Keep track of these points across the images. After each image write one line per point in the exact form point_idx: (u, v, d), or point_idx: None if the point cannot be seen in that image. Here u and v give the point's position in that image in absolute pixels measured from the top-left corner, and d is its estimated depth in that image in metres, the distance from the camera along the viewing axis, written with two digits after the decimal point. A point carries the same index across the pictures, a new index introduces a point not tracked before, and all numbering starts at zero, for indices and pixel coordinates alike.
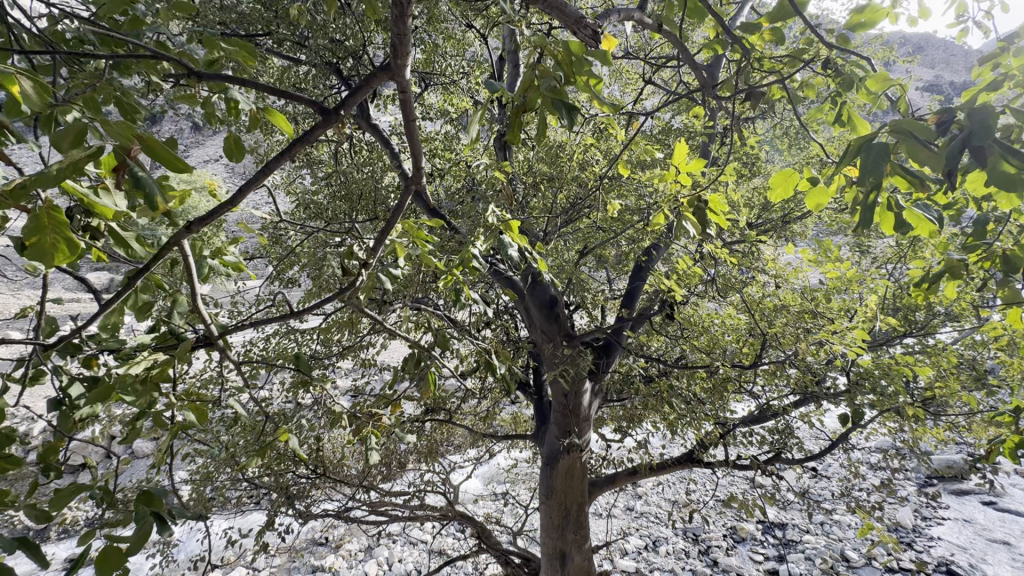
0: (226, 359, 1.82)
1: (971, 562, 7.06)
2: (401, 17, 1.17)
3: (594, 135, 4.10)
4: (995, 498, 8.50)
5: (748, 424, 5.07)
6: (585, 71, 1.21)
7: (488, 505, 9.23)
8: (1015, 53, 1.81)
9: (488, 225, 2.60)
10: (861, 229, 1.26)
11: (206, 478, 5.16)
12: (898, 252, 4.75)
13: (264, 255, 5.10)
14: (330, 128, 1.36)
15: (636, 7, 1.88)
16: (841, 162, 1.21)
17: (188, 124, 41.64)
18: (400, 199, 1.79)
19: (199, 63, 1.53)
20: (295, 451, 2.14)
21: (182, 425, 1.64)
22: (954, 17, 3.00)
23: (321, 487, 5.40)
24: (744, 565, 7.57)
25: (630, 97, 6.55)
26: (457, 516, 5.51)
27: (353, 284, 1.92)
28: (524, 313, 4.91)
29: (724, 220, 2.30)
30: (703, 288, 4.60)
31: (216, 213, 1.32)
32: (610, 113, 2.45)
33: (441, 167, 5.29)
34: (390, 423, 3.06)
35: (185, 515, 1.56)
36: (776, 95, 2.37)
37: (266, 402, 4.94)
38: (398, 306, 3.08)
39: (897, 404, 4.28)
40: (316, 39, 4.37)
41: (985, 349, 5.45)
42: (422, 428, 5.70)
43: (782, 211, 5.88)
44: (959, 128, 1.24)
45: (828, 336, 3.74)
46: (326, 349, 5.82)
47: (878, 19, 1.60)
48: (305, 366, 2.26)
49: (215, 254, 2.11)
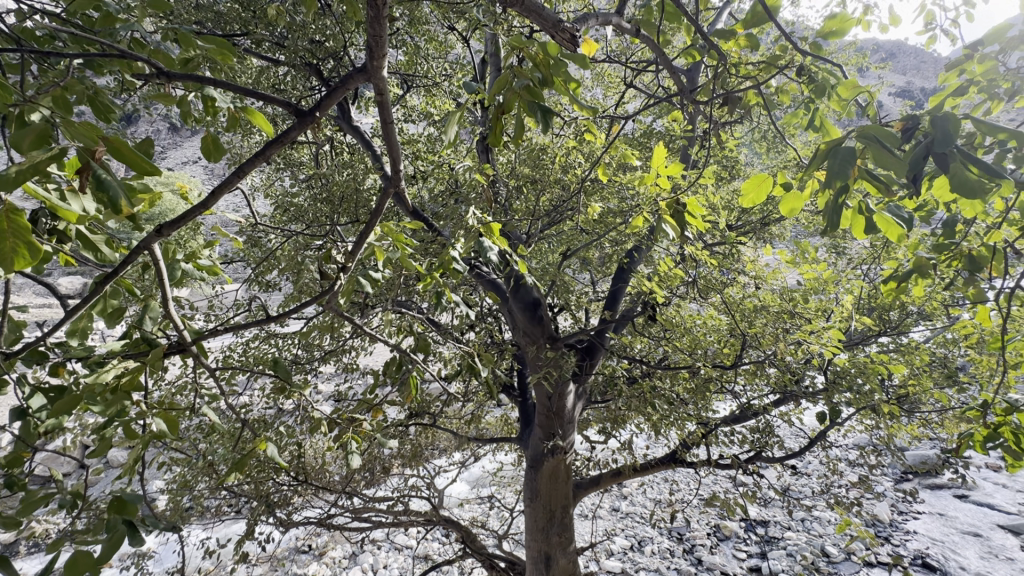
0: (201, 366, 1.75)
1: (945, 554, 7.25)
2: (378, 19, 1.15)
3: (576, 138, 4.11)
4: (967, 492, 8.75)
5: (729, 423, 5.11)
6: (562, 74, 1.20)
7: (474, 508, 9.19)
8: (982, 59, 1.86)
9: (469, 228, 2.58)
10: (831, 230, 1.29)
11: (183, 487, 5.03)
12: (872, 254, 4.86)
13: (243, 258, 5.01)
14: (306, 130, 1.33)
15: (613, 12, 1.91)
16: (810, 167, 1.24)
17: (166, 126, 40.93)
18: (380, 202, 1.76)
19: (175, 62, 1.48)
20: (273, 459, 2.07)
21: (155, 433, 1.59)
22: (923, 25, 3.10)
23: (304, 494, 5.31)
24: (728, 562, 7.67)
25: (613, 100, 6.62)
26: (442, 520, 5.46)
27: (330, 288, 1.89)
28: (508, 316, 4.90)
29: (702, 223, 2.31)
30: (685, 289, 4.64)
31: (187, 217, 1.28)
32: (590, 117, 2.47)
33: (424, 170, 5.27)
34: (372, 428, 3.00)
35: (157, 528, 1.51)
36: (753, 100, 2.40)
37: (244, 409, 4.84)
38: (380, 309, 3.03)
39: (873, 402, 4.36)
40: (296, 39, 4.34)
41: (955, 347, 5.62)
42: (406, 433, 5.65)
43: (761, 213, 5.99)
44: (923, 135, 1.28)
45: (805, 337, 3.84)
46: (308, 354, 5.74)
47: (850, 26, 1.63)
48: (283, 373, 2.20)
49: (189, 258, 2.05)
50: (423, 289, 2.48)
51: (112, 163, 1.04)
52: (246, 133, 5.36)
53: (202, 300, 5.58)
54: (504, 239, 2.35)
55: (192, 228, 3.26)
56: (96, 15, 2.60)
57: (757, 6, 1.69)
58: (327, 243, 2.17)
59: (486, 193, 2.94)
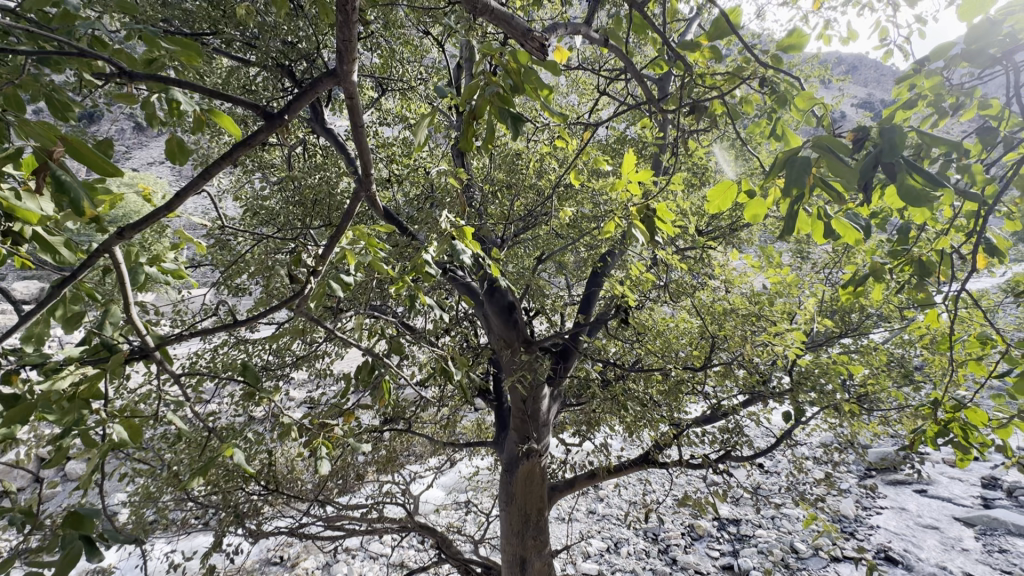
0: (165, 372, 1.70)
1: (906, 547, 7.54)
2: (347, 23, 1.16)
3: (550, 144, 4.15)
4: (926, 487, 9.13)
5: (700, 424, 5.22)
6: (533, 81, 1.23)
7: (450, 514, 9.12)
8: (928, 75, 1.98)
9: (442, 231, 2.56)
10: (790, 235, 1.34)
11: (147, 500, 4.85)
12: (833, 258, 5.06)
13: (211, 262, 4.88)
14: (274, 132, 1.31)
15: (582, 22, 1.95)
16: (769, 174, 1.29)
17: (130, 125, 39.66)
18: (350, 205, 1.75)
19: (138, 62, 1.44)
20: (241, 467, 2.00)
21: (116, 443, 1.53)
22: (879, 40, 3.25)
23: (274, 503, 5.18)
24: (702, 561, 7.81)
25: (587, 107, 6.72)
26: (417, 527, 5.38)
27: (300, 291, 1.85)
28: (483, 320, 4.92)
29: (671, 228, 2.36)
30: (657, 292, 4.74)
31: (151, 219, 1.25)
32: (562, 125, 2.51)
33: (399, 173, 5.23)
34: (344, 433, 2.95)
35: (116, 541, 1.45)
36: (719, 109, 2.47)
37: (211, 417, 4.71)
38: (353, 313, 2.99)
39: (835, 401, 4.53)
40: (268, 39, 4.27)
41: (911, 348, 5.87)
42: (380, 438, 5.58)
43: (730, 218, 6.16)
44: (873, 146, 1.35)
45: (771, 338, 3.98)
46: (279, 359, 5.61)
47: (807, 41, 1.71)
48: (251, 379, 2.14)
49: (153, 261, 1.95)
50: (395, 293, 2.46)
51: (71, 163, 1.02)
52: (214, 134, 5.23)
53: (167, 305, 5.41)
54: (476, 242, 2.36)
55: (158, 231, 3.17)
56: (53, 11, 2.51)
57: (720, 19, 1.75)
58: (297, 247, 2.13)
59: (460, 196, 2.95)
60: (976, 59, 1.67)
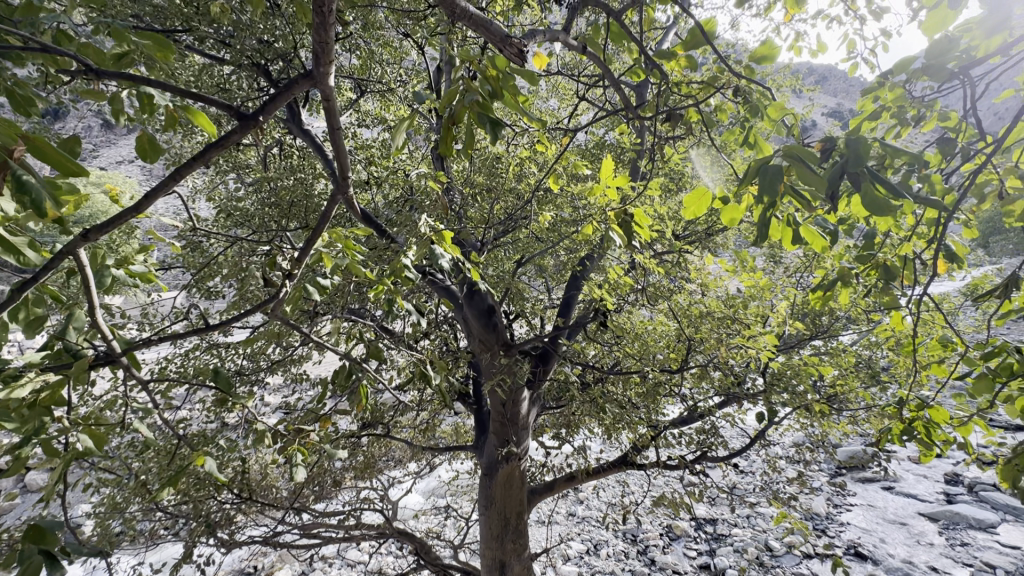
0: (133, 378, 1.64)
1: (875, 543, 7.77)
2: (325, 24, 1.15)
3: (529, 149, 4.18)
4: (893, 483, 9.44)
5: (678, 425, 5.29)
6: (510, 87, 1.24)
7: (430, 519, 9.04)
8: (891, 88, 2.07)
9: (421, 234, 2.54)
10: (762, 241, 1.36)
11: (113, 510, 4.68)
12: (804, 262, 5.21)
13: (182, 265, 4.74)
14: (248, 132, 1.28)
15: (562, 29, 1.96)
16: (743, 182, 1.32)
17: (98, 123, 38.57)
18: (328, 206, 1.72)
19: (106, 58, 1.37)
20: (214, 475, 1.93)
21: (80, 452, 1.47)
22: (846, 53, 3.37)
23: (248, 512, 5.03)
24: (680, 561, 7.91)
25: (566, 112, 6.80)
26: (396, 533, 5.29)
27: (275, 295, 1.82)
28: (462, 323, 4.90)
29: (649, 233, 2.39)
30: (635, 296, 4.80)
31: (119, 220, 1.21)
32: (540, 131, 2.52)
33: (378, 176, 5.18)
34: (321, 439, 2.89)
35: (79, 555, 1.39)
36: (694, 117, 2.52)
37: (182, 424, 4.57)
38: (330, 317, 2.94)
39: (806, 401, 4.65)
40: (243, 38, 4.19)
41: (878, 349, 6.08)
42: (358, 444, 5.50)
43: (706, 223, 6.27)
44: (841, 155, 1.38)
45: (745, 341, 4.07)
46: (253, 364, 5.49)
47: (777, 54, 1.76)
48: (224, 384, 2.08)
49: (120, 263, 1.86)
50: (373, 296, 2.42)
51: (32, 162, 0.98)
52: (186, 133, 5.10)
53: (135, 308, 5.24)
54: (456, 246, 2.35)
55: (126, 232, 3.07)
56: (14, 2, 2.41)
57: (694, 30, 1.78)
58: (271, 250, 2.07)
59: (439, 200, 2.92)
60: (935, 72, 1.76)
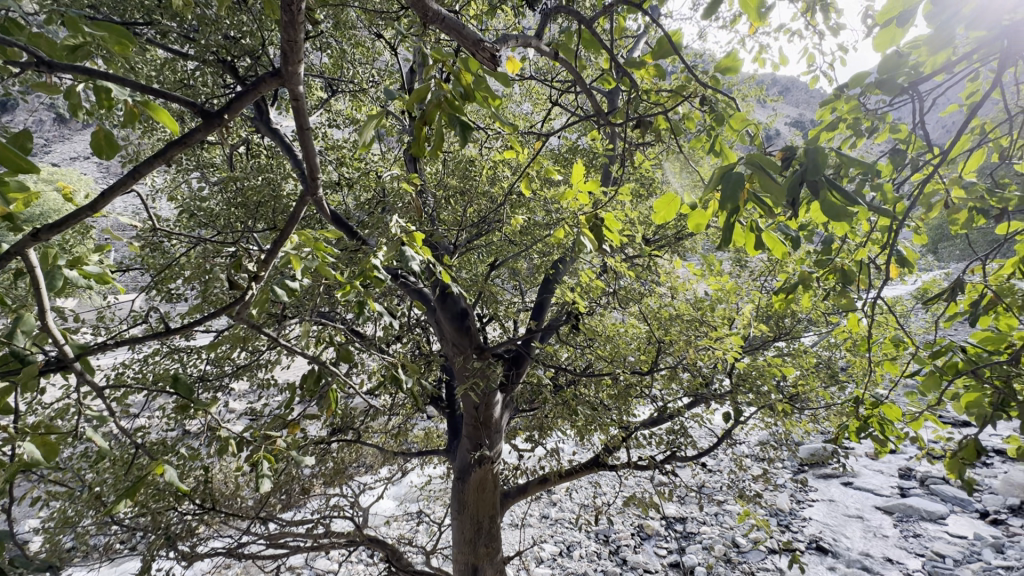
0: (86, 385, 1.55)
1: (834, 536, 8.08)
2: (293, 23, 1.13)
3: (502, 152, 4.21)
4: (851, 479, 9.84)
5: (648, 426, 5.39)
6: (483, 90, 1.25)
7: (401, 525, 8.92)
8: (847, 101, 2.18)
9: (392, 236, 2.50)
10: (726, 246, 1.40)
11: (64, 525, 4.43)
12: (768, 267, 5.39)
13: (141, 266, 4.55)
14: (212, 131, 1.24)
15: (534, 34, 1.97)
16: (707, 188, 1.35)
17: (52, 118, 36.87)
18: (297, 207, 1.67)
19: (62, 49, 1.32)
20: (174, 484, 1.84)
21: (25, 463, 1.38)
22: (806, 66, 3.52)
23: (211, 523, 4.85)
24: (650, 560, 8.05)
25: (540, 116, 6.85)
26: (367, 541, 5.17)
27: (239, 298, 1.76)
28: (435, 326, 4.87)
29: (619, 237, 2.42)
30: (606, 299, 4.88)
31: (74, 219, 1.15)
32: (514, 135, 2.55)
33: (350, 177, 5.11)
34: (288, 444, 2.82)
35: (26, 572, 1.31)
36: (663, 124, 2.57)
37: (141, 432, 4.38)
38: (298, 321, 2.87)
39: (770, 401, 4.80)
40: (208, 34, 4.08)
41: (836, 350, 6.34)
42: (327, 449, 5.38)
43: (675, 228, 6.43)
44: (800, 165, 1.44)
45: (713, 343, 4.18)
46: (218, 369, 5.32)
47: (741, 66, 1.82)
48: (186, 390, 1.99)
49: (73, 263, 1.75)
50: (343, 299, 2.36)
51: None
52: (146, 129, 4.91)
53: (90, 312, 4.99)
54: (427, 248, 2.33)
55: (81, 232, 2.93)
56: None
57: (662, 39, 1.82)
58: (238, 251, 2.00)
59: (412, 202, 2.88)
60: (888, 86, 1.85)
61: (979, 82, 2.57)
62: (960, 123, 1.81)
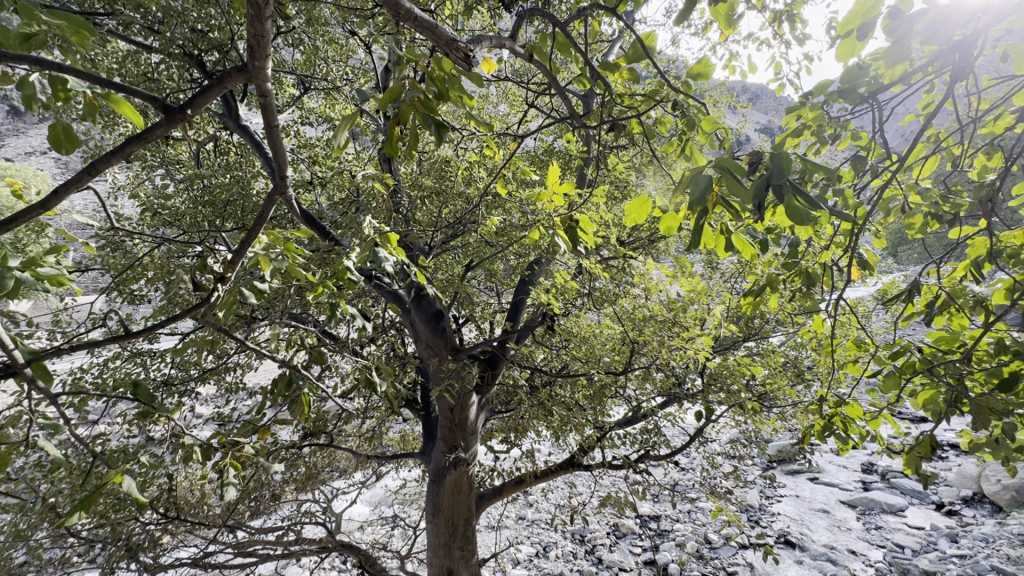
0: (37, 392, 1.47)
1: (802, 531, 8.33)
2: (259, 17, 1.09)
3: (477, 153, 4.19)
4: (817, 474, 10.17)
5: (622, 425, 5.45)
6: (457, 88, 1.24)
7: (376, 531, 8.79)
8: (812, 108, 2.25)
9: (364, 237, 2.46)
10: (696, 248, 1.42)
11: (14, 539, 4.20)
12: (738, 269, 5.54)
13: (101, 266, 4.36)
14: (174, 127, 1.19)
15: (509, 35, 1.96)
16: (677, 190, 1.37)
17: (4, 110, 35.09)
18: (266, 206, 1.62)
19: (17, 40, 1.22)
20: (133, 494, 1.76)
21: None
22: (774, 73, 3.62)
23: (176, 532, 4.67)
24: (625, 558, 8.15)
25: (517, 118, 6.88)
26: (340, 546, 5.07)
27: (206, 299, 1.70)
28: (410, 328, 4.82)
29: (593, 239, 2.44)
30: (582, 300, 4.91)
31: (23, 217, 1.09)
32: (489, 135, 2.54)
33: (323, 176, 5.02)
34: (257, 450, 2.73)
35: None
36: (636, 128, 2.59)
37: (100, 439, 4.19)
38: (267, 323, 2.79)
39: (739, 399, 4.92)
40: (174, 26, 3.95)
41: (802, 350, 6.55)
42: (299, 454, 5.25)
43: (649, 231, 6.54)
44: (766, 168, 1.47)
45: (684, 344, 4.27)
46: (185, 373, 5.14)
47: (712, 71, 1.86)
48: (147, 396, 1.91)
49: (26, 264, 1.66)
50: (314, 300, 2.31)
51: None
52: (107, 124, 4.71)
53: (44, 314, 4.75)
54: (401, 249, 2.30)
55: (35, 231, 2.79)
56: None
57: (635, 43, 1.84)
58: (203, 251, 1.92)
59: (385, 202, 2.83)
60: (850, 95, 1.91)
61: (933, 93, 2.68)
62: (916, 131, 1.88)
